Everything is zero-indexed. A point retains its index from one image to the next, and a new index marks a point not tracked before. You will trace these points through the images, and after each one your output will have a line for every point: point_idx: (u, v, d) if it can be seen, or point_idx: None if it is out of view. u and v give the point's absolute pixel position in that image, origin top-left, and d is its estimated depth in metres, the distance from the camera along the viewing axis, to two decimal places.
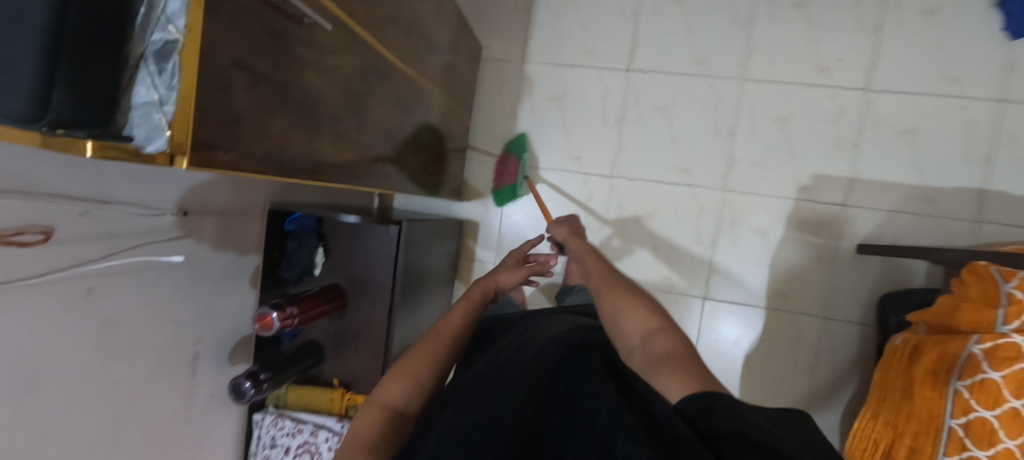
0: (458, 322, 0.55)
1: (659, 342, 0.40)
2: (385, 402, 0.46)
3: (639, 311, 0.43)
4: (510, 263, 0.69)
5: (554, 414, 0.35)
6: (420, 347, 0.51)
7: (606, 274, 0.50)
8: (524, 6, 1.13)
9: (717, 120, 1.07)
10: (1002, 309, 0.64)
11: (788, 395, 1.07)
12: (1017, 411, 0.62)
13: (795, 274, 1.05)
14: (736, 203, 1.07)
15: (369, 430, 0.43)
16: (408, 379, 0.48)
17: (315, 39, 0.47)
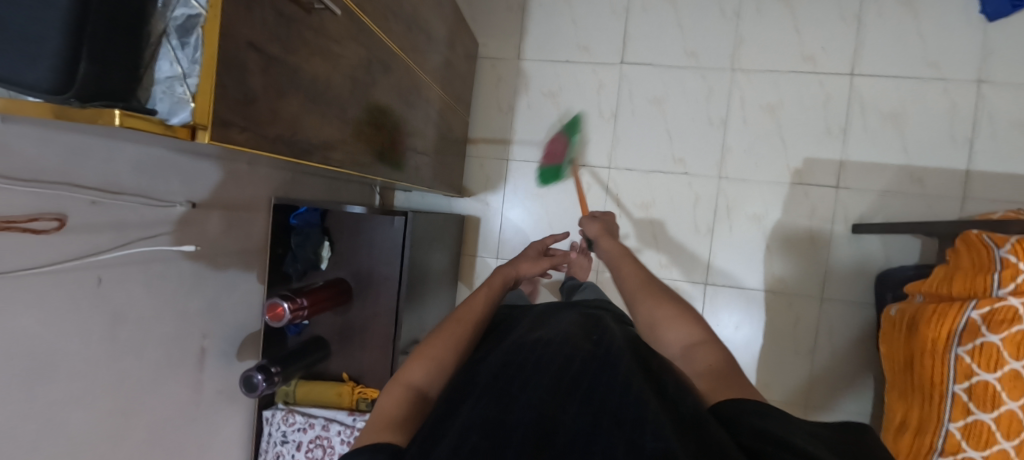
0: (478, 307, 0.58)
1: (699, 354, 0.40)
2: (409, 383, 0.46)
3: (682, 320, 0.44)
4: (530, 254, 0.76)
5: (577, 405, 0.30)
6: (442, 331, 0.53)
7: (643, 279, 0.51)
8: (517, 5, 1.15)
9: (710, 110, 1.09)
10: (996, 273, 0.68)
11: (790, 378, 1.09)
12: (1017, 372, 0.66)
13: (791, 258, 1.07)
14: (732, 190, 1.09)
15: (396, 405, 0.43)
16: (430, 360, 0.49)
17: (323, 25, 0.48)
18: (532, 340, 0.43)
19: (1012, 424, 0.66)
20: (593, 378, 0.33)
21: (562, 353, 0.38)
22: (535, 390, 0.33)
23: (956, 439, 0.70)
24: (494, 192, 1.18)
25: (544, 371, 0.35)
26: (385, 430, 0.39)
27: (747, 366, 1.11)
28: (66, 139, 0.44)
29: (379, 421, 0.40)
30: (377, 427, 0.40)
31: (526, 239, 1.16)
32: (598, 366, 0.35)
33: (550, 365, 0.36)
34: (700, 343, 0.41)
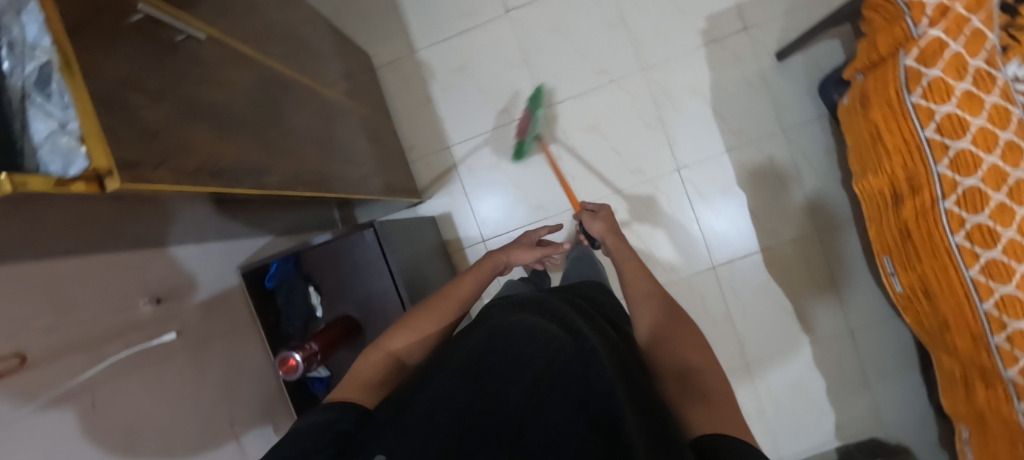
0: (465, 291, 0.69)
1: (702, 378, 0.46)
2: (390, 351, 0.58)
3: (693, 348, 0.51)
4: (525, 243, 0.84)
5: (559, 398, 0.40)
6: (430, 308, 0.64)
7: (659, 303, 0.60)
8: (389, 5, 1.16)
9: (605, 15, 1.12)
10: (908, 17, 0.72)
11: (791, 213, 1.11)
12: (968, 92, 0.71)
13: (739, 109, 1.11)
14: (658, 76, 1.12)
15: (375, 369, 0.55)
16: (413, 331, 0.60)
17: (195, 56, 0.47)
18: (527, 333, 0.50)
19: (986, 138, 0.70)
20: (575, 381, 0.41)
21: (551, 353, 0.47)
22: (526, 387, 0.42)
23: (950, 177, 0.73)
24: (450, 181, 1.17)
25: (537, 370, 0.44)
26: (360, 391, 0.51)
27: (751, 222, 1.12)
28: (16, 268, 0.40)
29: (358, 381, 0.52)
30: (354, 385, 0.52)
31: (501, 208, 1.16)
32: (587, 367, 0.43)
33: (542, 368, 0.45)
34: (700, 369, 0.48)
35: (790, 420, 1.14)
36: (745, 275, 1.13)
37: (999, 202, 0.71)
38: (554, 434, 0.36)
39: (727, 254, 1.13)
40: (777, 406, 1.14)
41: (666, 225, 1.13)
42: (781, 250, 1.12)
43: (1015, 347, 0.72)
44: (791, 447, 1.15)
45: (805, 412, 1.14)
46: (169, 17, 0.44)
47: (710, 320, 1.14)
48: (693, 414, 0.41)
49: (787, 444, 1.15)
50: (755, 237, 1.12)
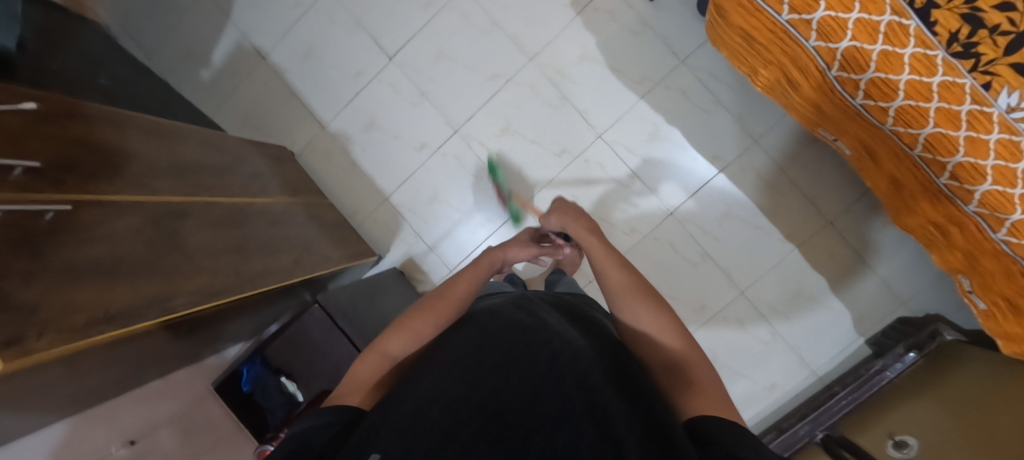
0: (463, 289, 0.63)
1: (687, 369, 0.49)
2: (387, 355, 0.55)
3: (678, 336, 0.51)
4: (523, 240, 0.76)
5: (550, 392, 0.41)
6: (427, 307, 0.59)
7: (639, 286, 0.56)
8: (288, 94, 1.24)
9: (478, 24, 1.16)
10: None
11: (724, 132, 1.10)
12: None
13: (633, 57, 1.11)
14: (547, 58, 1.14)
15: (372, 373, 0.52)
16: (409, 333, 0.56)
17: (74, 222, 0.53)
18: (525, 336, 0.51)
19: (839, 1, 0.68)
20: (563, 378, 0.43)
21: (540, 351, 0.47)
22: (512, 384, 0.43)
23: (826, 46, 0.72)
24: (399, 228, 1.21)
25: (523, 368, 0.45)
26: (356, 394, 0.49)
27: (687, 155, 1.11)
28: None
29: (353, 383, 0.51)
30: (351, 389, 0.50)
31: (452, 235, 1.19)
32: (575, 367, 0.44)
33: (531, 366, 0.45)
34: (686, 366, 0.49)
35: (808, 329, 1.10)
36: (705, 207, 1.11)
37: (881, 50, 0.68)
38: (546, 423, 0.37)
39: (679, 194, 1.12)
40: (789, 320, 1.11)
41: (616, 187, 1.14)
42: (729, 170, 1.10)
43: (962, 182, 0.71)
44: (820, 356, 1.10)
45: (819, 317, 1.10)
46: (30, 202, 0.49)
47: (689, 263, 1.13)
48: (684, 403, 0.45)
49: (815, 354, 1.10)
50: (698, 168, 1.11)
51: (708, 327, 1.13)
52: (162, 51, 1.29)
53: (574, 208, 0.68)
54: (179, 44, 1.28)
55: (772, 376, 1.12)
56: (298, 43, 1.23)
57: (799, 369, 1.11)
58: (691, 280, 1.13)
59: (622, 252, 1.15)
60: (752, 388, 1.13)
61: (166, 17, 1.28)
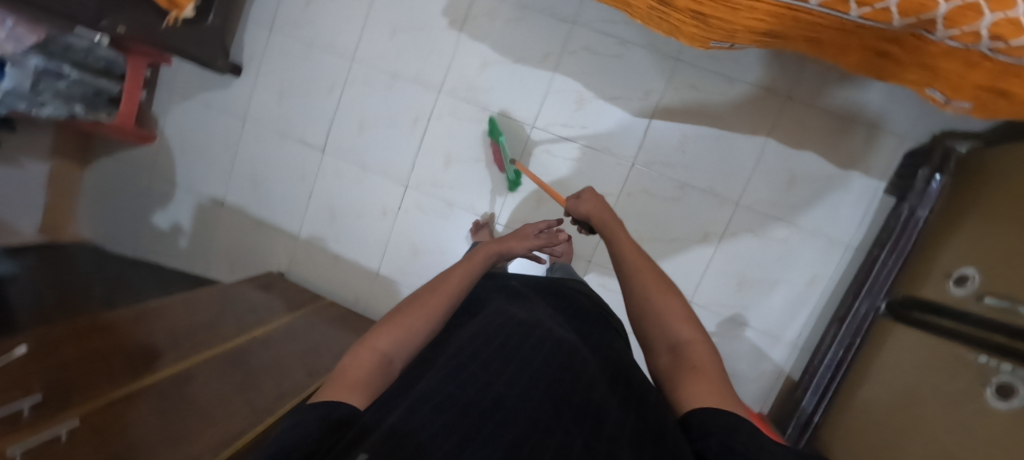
0: (455, 282, 0.63)
1: (689, 354, 0.47)
2: (377, 349, 0.51)
3: (685, 320, 0.50)
4: (522, 234, 0.80)
5: (550, 393, 0.42)
6: (421, 302, 0.58)
7: (650, 267, 0.57)
8: (255, 223, 1.31)
9: (381, 85, 1.20)
10: None
11: (643, 65, 1.07)
12: None
13: (527, 41, 1.12)
14: (453, 82, 1.16)
15: (362, 370, 0.48)
16: (401, 329, 0.54)
17: (89, 430, 0.58)
18: (523, 340, 0.51)
19: None
20: (563, 381, 0.44)
21: (540, 352, 0.48)
22: (510, 384, 0.42)
23: None
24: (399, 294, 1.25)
25: (523, 369, 0.45)
26: (346, 389, 0.45)
27: (620, 103, 1.09)
28: None
29: (343, 380, 0.47)
30: (343, 384, 0.46)
31: None
32: (573, 369, 0.46)
33: (533, 367, 0.45)
34: (688, 345, 0.48)
35: (818, 208, 1.04)
36: (661, 141, 1.08)
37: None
38: (544, 425, 0.38)
39: (631, 142, 1.09)
40: (797, 208, 1.04)
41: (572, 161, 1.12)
42: (667, 97, 1.07)
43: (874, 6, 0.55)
44: (843, 229, 1.03)
45: (824, 191, 1.03)
46: (48, 428, 0.54)
47: (672, 200, 1.09)
48: (682, 387, 0.45)
49: (838, 228, 1.03)
50: (636, 108, 1.08)
51: (722, 251, 1.08)
52: (143, 240, 1.41)
53: (603, 205, 0.70)
54: (152, 226, 1.40)
55: (806, 268, 1.05)
56: (244, 176, 1.31)
57: (829, 250, 1.04)
58: (685, 215, 1.09)
59: None
60: (794, 290, 1.06)
61: (132, 208, 1.41)
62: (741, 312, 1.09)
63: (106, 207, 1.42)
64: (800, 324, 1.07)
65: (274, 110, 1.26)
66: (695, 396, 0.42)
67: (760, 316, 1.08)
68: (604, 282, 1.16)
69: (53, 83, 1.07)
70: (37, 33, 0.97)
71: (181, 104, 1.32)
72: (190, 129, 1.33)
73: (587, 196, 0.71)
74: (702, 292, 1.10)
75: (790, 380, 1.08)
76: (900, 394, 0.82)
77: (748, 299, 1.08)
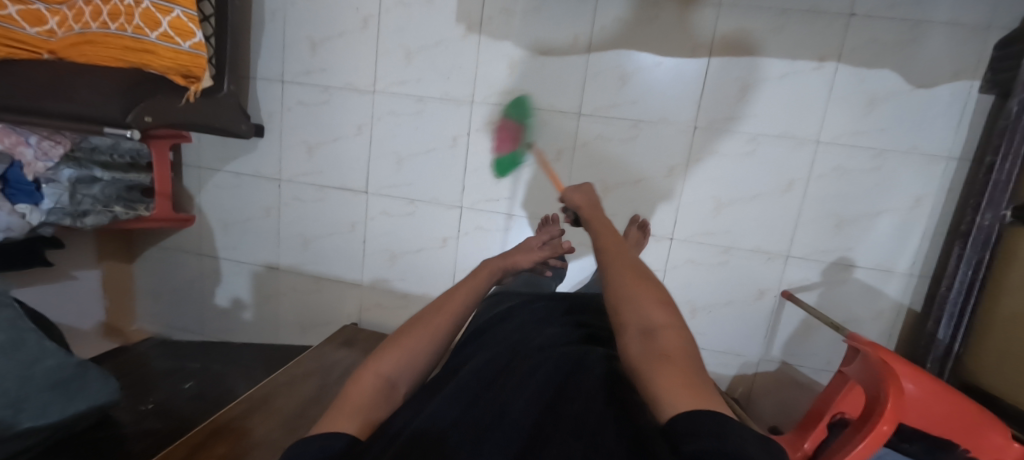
0: (462, 296, 0.65)
1: (661, 341, 0.42)
2: (380, 374, 0.53)
3: (658, 306, 0.47)
4: (527, 247, 0.85)
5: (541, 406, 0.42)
6: (423, 321, 0.60)
7: (634, 264, 0.55)
8: (316, 281, 1.28)
9: (410, 111, 1.14)
10: None
11: (684, 21, 0.99)
12: None
13: (553, 28, 1.04)
14: (484, 89, 1.10)
15: (365, 394, 0.50)
16: (404, 351, 0.56)
17: None
18: (519, 361, 0.52)
19: None
20: (556, 393, 0.44)
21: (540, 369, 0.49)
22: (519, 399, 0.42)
23: None
24: None
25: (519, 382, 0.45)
26: (349, 417, 0.46)
27: (668, 68, 1.01)
28: None
29: (347, 407, 0.48)
30: (346, 412, 0.47)
31: None
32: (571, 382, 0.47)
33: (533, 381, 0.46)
34: (660, 331, 0.43)
35: (908, 125, 0.95)
36: (719, 97, 1.01)
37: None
38: (531, 433, 0.38)
39: (689, 107, 1.02)
40: (885, 131, 0.97)
41: (630, 139, 1.06)
42: (718, 50, 0.99)
43: None
44: (939, 141, 0.95)
45: (913, 105, 0.95)
46: None
47: (746, 156, 1.02)
48: (652, 378, 0.38)
49: (936, 140, 0.95)
50: (687, 70, 1.01)
51: (811, 196, 1.01)
52: (206, 325, 1.40)
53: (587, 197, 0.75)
54: (212, 307, 1.38)
55: (906, 192, 0.98)
56: (292, 237, 1.27)
57: (930, 165, 0.96)
58: (763, 168, 1.02)
59: (676, 196, 1.07)
60: (900, 215, 0.99)
61: (189, 295, 1.38)
62: (845, 254, 1.02)
63: (162, 302, 1.41)
64: (913, 252, 1.00)
65: (306, 164, 1.22)
66: (670, 398, 0.35)
67: (867, 252, 1.02)
68: (691, 257, 1.09)
69: (89, 190, 1.05)
70: (62, 143, 0.97)
71: (211, 180, 1.29)
72: (227, 203, 1.29)
73: (579, 190, 0.75)
74: (799, 243, 1.03)
75: (914, 313, 1.02)
76: None
77: (850, 238, 1.02)
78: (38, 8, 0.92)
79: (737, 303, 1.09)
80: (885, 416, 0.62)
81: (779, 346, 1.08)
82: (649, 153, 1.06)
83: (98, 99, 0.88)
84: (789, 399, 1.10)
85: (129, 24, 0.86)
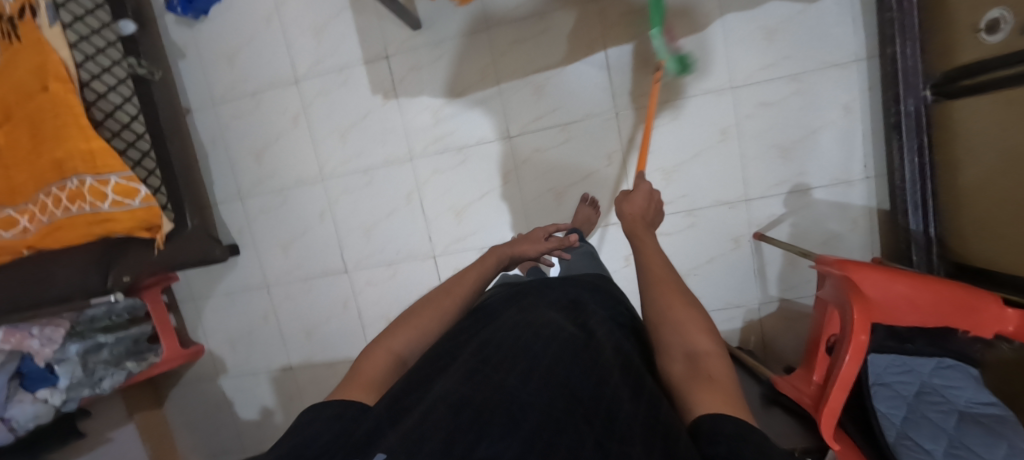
0: (467, 282, 0.72)
1: (703, 364, 0.46)
2: (391, 350, 0.57)
3: (704, 331, 0.50)
4: (532, 238, 0.91)
5: (554, 389, 0.44)
6: (433, 305, 0.65)
7: (671, 283, 0.57)
8: (329, 368, 1.33)
9: (361, 185, 1.20)
10: None
11: (572, 22, 1.05)
12: None
13: (458, 69, 1.11)
14: (418, 143, 1.16)
15: (378, 368, 0.54)
16: (414, 331, 0.60)
17: None
18: (523, 339, 0.55)
19: None
20: (561, 375, 0.47)
21: (547, 357, 0.51)
22: (536, 387, 0.44)
23: None
24: None
25: (527, 371, 0.47)
26: (362, 389, 0.50)
27: (573, 68, 1.07)
28: None
29: (362, 380, 0.51)
30: (359, 382, 0.51)
31: None
32: (578, 364, 0.50)
33: (536, 369, 0.48)
34: (700, 356, 0.47)
35: (809, 43, 0.99)
36: (629, 76, 1.06)
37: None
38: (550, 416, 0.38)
39: (605, 96, 1.07)
40: (793, 56, 1.00)
41: (563, 142, 1.11)
42: (611, 36, 1.04)
43: None
44: (845, 47, 0.98)
45: (806, 24, 0.98)
46: None
47: (674, 120, 1.06)
48: (693, 398, 0.42)
49: (841, 47, 0.98)
50: (590, 64, 1.06)
51: (747, 137, 1.05)
52: (244, 442, 1.44)
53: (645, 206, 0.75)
54: (245, 424, 1.42)
55: (835, 103, 1.01)
56: (295, 334, 1.32)
57: (845, 73, 0.99)
58: (695, 126, 1.06)
59: (625, 179, 1.10)
60: (837, 127, 1.01)
61: (220, 419, 1.43)
62: (799, 179, 1.05)
63: (199, 432, 1.46)
64: (861, 156, 1.02)
65: (286, 262, 1.28)
66: (703, 402, 0.41)
67: (820, 172, 1.04)
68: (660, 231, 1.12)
69: (98, 356, 1.12)
70: (61, 325, 1.06)
71: (207, 305, 1.36)
72: (227, 323, 1.36)
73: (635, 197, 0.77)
74: (752, 184, 1.06)
75: (884, 211, 1.03)
76: (1002, 165, 0.77)
77: (799, 163, 1.04)
78: (9, 214, 0.99)
79: (718, 257, 1.11)
80: (857, 325, 0.65)
81: (773, 285, 1.10)
82: (587, 148, 1.10)
83: (78, 277, 1.02)
84: (804, 332, 1.10)
85: (101, 200, 0.94)
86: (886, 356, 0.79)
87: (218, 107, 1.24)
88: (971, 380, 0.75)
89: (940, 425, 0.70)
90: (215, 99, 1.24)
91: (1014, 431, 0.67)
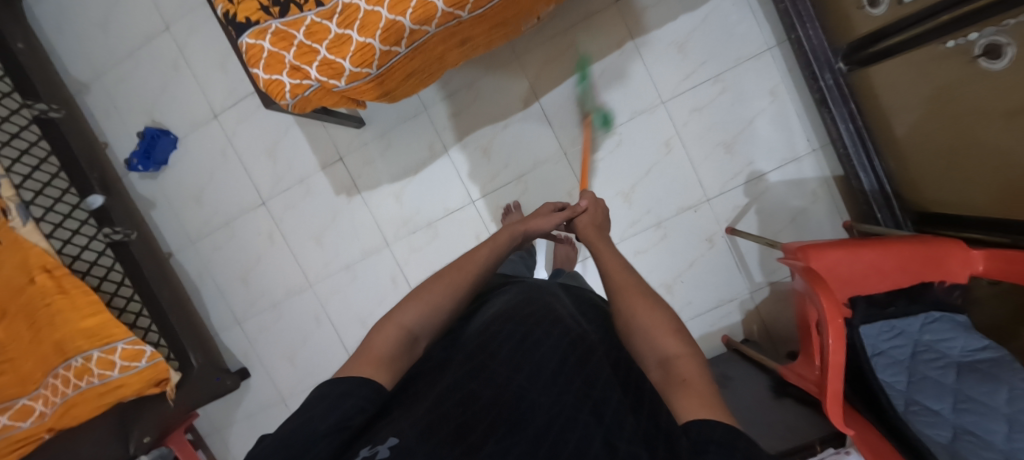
0: (479, 256, 0.59)
1: (678, 370, 0.40)
2: (401, 323, 0.48)
3: (672, 331, 0.44)
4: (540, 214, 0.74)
5: (561, 380, 0.42)
6: (442, 279, 0.54)
7: (636, 285, 0.51)
8: None
9: (347, 282, 1.24)
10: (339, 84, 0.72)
11: (501, 86, 1.11)
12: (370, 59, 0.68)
13: (410, 154, 1.16)
14: (390, 229, 1.20)
15: (384, 343, 0.45)
16: (424, 304, 0.51)
17: None
18: (527, 321, 0.52)
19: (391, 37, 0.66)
20: (567, 365, 0.44)
21: (552, 344, 0.48)
22: (544, 380, 0.41)
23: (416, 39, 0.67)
24: None
25: (534, 362, 0.44)
26: (371, 365, 0.42)
27: (513, 126, 1.13)
28: None
29: (369, 356, 0.43)
30: (366, 358, 0.43)
31: None
32: (584, 354, 0.47)
33: (548, 361, 0.45)
34: (675, 360, 0.41)
35: (720, 46, 1.05)
36: (566, 118, 1.11)
37: (290, 65, 0.73)
38: (556, 413, 0.37)
39: (550, 142, 1.12)
40: (709, 61, 1.06)
41: (522, 193, 1.15)
42: (540, 88, 1.10)
43: None
44: (754, 40, 1.04)
45: (712, 29, 1.04)
46: None
47: (619, 146, 1.11)
48: (673, 404, 0.37)
49: (749, 41, 1.04)
50: (527, 118, 1.12)
51: (689, 142, 1.09)
52: None
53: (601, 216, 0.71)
54: None
55: (762, 92, 1.05)
56: None
57: (761, 63, 1.04)
58: (640, 146, 1.11)
59: None
60: (769, 113, 1.06)
61: None
62: (750, 168, 1.09)
63: None
64: (801, 133, 1.06)
65: (295, 372, 1.31)
66: (684, 410, 0.35)
67: (767, 157, 1.08)
68: (637, 248, 1.16)
69: None
70: None
71: (231, 430, 1.38)
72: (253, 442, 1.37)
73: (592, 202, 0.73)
74: (707, 184, 1.10)
75: (839, 177, 1.07)
76: (931, 111, 0.79)
77: (745, 153, 1.08)
78: None
79: (698, 259, 1.14)
80: (830, 311, 0.68)
81: (757, 271, 1.12)
82: (546, 193, 1.15)
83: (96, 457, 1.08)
84: None
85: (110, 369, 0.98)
86: (879, 322, 0.80)
87: (198, 244, 1.30)
88: (959, 327, 0.77)
89: (942, 382, 0.72)
90: (193, 237, 1.30)
91: (1010, 371, 0.68)
